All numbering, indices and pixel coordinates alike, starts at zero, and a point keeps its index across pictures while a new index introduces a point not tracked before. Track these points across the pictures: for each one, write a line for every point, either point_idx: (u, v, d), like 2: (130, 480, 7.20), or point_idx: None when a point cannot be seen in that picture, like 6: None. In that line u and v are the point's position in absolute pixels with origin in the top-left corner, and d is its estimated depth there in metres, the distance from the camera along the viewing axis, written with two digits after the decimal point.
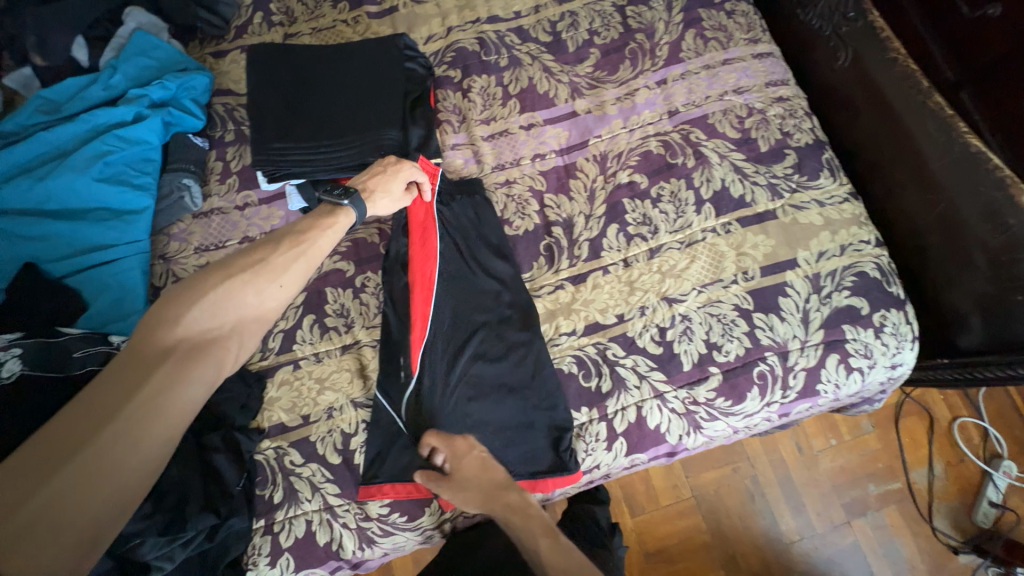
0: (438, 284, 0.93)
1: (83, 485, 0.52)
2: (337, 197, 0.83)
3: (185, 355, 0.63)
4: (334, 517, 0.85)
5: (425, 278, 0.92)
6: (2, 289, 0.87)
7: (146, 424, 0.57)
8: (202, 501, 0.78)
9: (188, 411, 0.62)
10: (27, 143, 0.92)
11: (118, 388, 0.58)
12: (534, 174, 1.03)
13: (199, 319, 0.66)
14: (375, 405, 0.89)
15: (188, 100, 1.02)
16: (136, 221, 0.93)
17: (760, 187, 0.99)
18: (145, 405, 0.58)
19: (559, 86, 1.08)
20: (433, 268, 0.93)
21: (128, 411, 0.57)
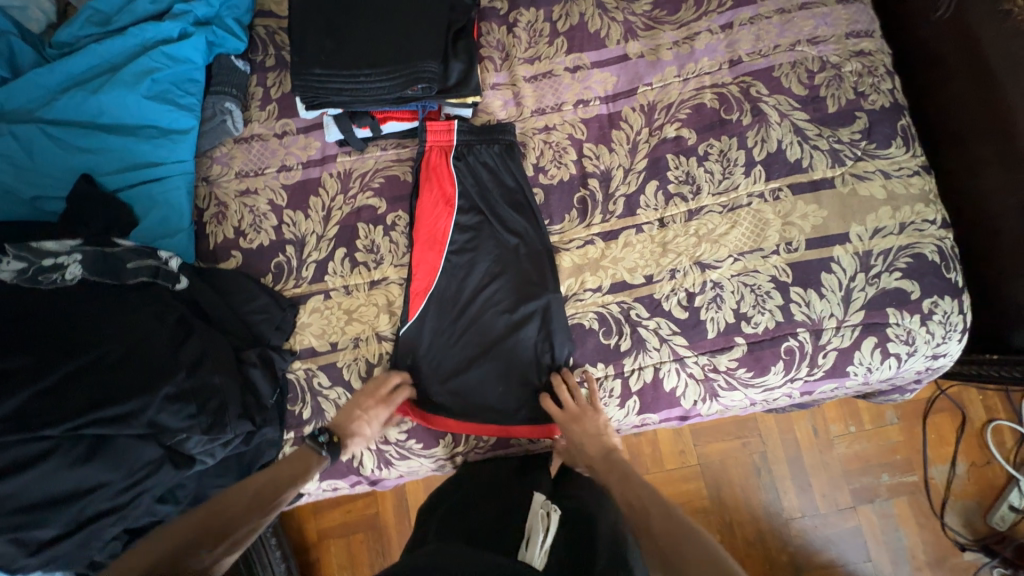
0: (451, 239, 0.93)
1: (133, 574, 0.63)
2: (318, 444, 0.82)
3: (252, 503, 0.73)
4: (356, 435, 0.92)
5: (436, 235, 0.93)
6: (60, 196, 0.91)
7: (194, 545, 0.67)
8: (241, 408, 0.83)
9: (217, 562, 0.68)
10: (79, 55, 0.93)
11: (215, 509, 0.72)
12: (575, 121, 0.98)
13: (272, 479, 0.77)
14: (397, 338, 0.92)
15: (231, 20, 1.01)
16: (183, 142, 0.96)
17: (821, 152, 0.91)
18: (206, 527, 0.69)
19: (612, 26, 1.00)
20: (446, 224, 0.93)
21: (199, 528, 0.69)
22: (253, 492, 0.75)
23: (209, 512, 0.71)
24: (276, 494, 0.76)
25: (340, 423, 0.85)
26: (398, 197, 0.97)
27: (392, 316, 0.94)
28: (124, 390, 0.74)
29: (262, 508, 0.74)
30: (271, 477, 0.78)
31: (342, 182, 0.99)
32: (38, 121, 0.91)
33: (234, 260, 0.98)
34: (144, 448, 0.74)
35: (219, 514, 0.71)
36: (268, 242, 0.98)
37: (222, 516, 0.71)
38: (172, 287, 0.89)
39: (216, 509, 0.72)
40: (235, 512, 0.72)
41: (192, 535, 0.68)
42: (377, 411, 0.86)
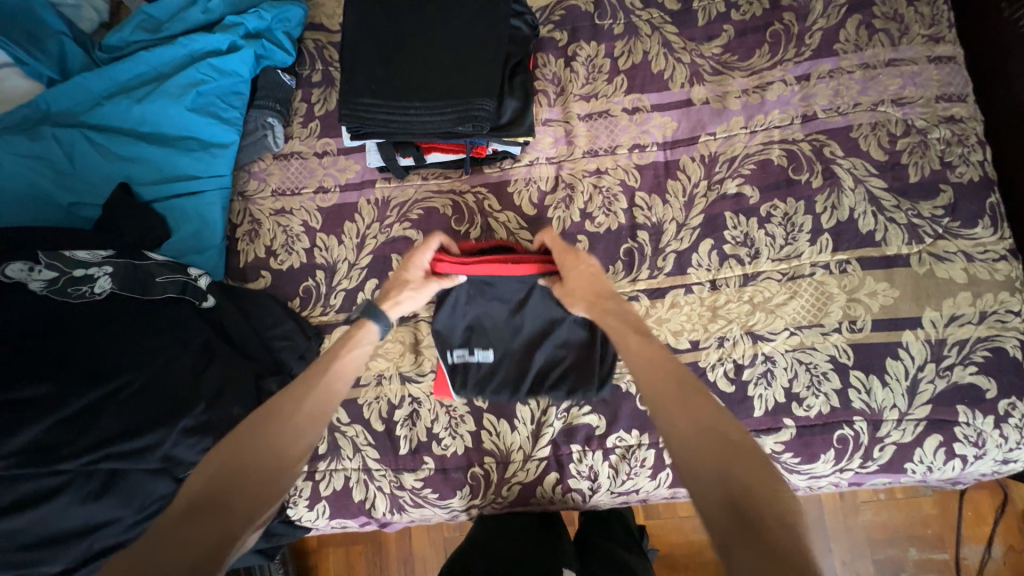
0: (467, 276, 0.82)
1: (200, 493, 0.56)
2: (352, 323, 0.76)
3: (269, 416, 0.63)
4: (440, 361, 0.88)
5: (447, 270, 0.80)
6: (96, 204, 0.89)
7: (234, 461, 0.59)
8: None
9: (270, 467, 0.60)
10: (127, 61, 0.91)
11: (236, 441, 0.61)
12: (629, 166, 0.92)
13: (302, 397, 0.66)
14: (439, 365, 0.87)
15: (281, 32, 0.97)
16: (222, 156, 0.93)
17: (897, 226, 0.84)
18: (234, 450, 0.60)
19: (677, 67, 0.94)
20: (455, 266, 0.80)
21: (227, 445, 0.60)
22: (266, 428, 0.62)
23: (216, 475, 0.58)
24: (297, 405, 0.65)
25: (385, 290, 0.79)
26: (437, 232, 0.93)
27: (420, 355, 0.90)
28: (144, 424, 0.71)
29: (297, 430, 0.63)
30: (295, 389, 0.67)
31: (379, 210, 0.95)
32: (82, 126, 0.89)
33: (263, 281, 0.95)
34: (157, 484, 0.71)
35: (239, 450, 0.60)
36: (298, 265, 0.95)
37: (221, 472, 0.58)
38: (199, 304, 0.87)
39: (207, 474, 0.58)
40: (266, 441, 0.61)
41: (208, 500, 0.55)
42: (424, 281, 0.80)
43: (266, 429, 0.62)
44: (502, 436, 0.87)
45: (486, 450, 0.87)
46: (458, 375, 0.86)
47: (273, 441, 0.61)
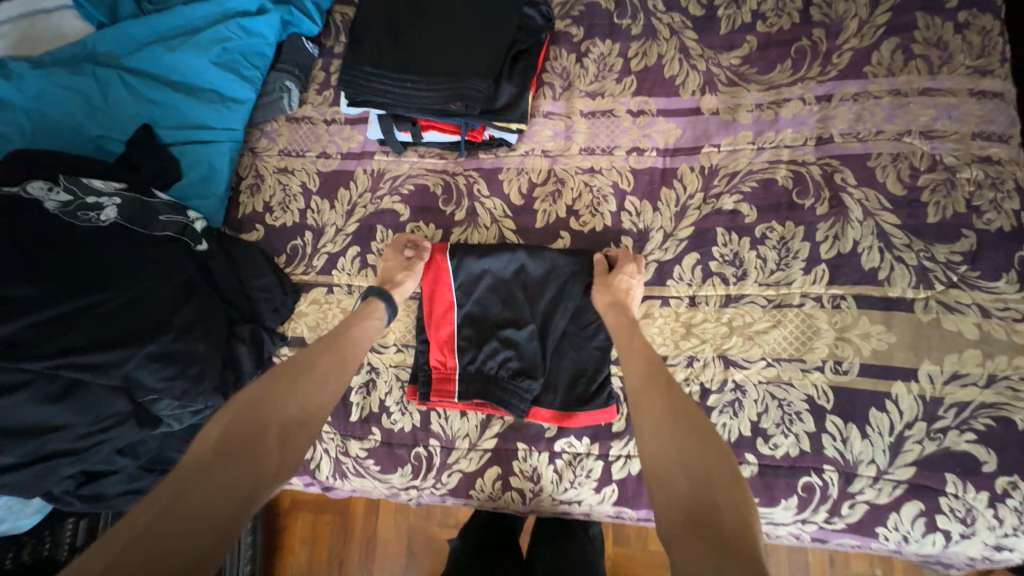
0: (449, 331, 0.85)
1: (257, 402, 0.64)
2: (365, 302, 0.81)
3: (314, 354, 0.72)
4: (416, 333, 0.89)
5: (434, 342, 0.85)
6: (119, 141, 0.96)
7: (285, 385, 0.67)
8: (218, 382, 0.83)
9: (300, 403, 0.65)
10: (167, 14, 0.98)
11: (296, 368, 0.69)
12: (625, 169, 0.89)
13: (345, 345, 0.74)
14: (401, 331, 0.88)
15: (310, 2, 1.02)
16: (237, 111, 0.99)
17: (905, 267, 0.77)
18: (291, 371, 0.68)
19: (691, 74, 0.91)
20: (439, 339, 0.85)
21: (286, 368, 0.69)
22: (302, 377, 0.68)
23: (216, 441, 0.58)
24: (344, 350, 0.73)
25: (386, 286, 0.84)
26: (423, 209, 0.94)
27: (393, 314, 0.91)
28: (110, 342, 0.75)
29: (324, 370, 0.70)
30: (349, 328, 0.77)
31: (373, 181, 0.97)
32: (119, 68, 0.97)
33: (255, 234, 0.99)
34: (113, 401, 0.75)
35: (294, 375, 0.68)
36: (290, 223, 0.99)
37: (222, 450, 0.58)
38: (193, 246, 0.91)
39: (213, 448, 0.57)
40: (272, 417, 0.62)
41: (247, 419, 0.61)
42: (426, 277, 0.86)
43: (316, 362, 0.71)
44: (451, 421, 0.86)
45: (433, 432, 0.86)
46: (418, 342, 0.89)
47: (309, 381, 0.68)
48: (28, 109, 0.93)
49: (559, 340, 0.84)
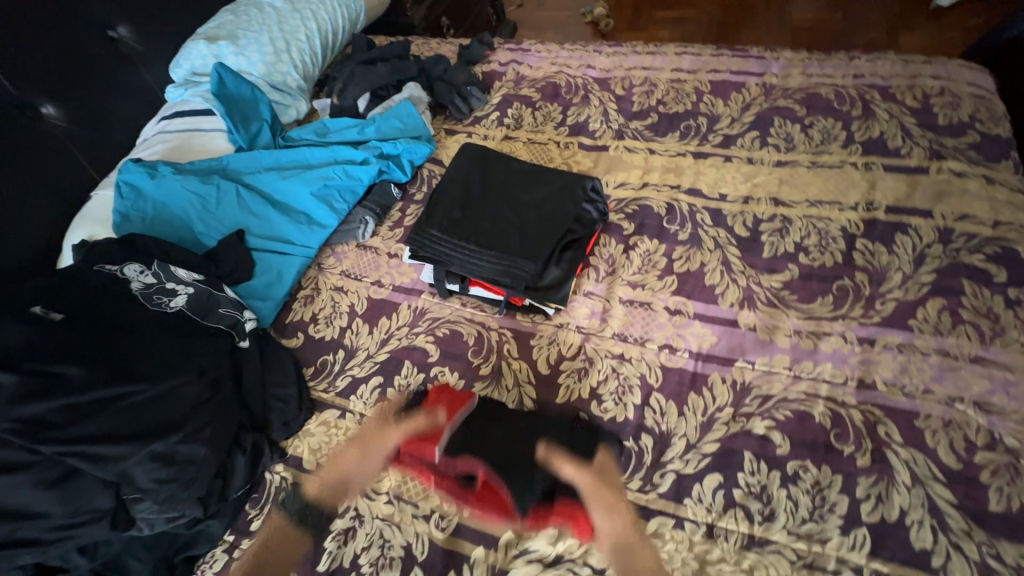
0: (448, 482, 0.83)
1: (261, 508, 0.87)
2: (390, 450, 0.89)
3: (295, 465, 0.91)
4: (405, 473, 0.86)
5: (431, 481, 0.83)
6: (215, 239, 1.12)
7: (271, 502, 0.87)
8: (202, 494, 0.81)
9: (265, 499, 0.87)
10: (291, 151, 1.19)
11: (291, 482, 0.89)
12: (655, 363, 0.90)
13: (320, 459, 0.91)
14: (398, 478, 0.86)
15: (406, 159, 1.20)
16: (318, 234, 1.13)
17: (964, 558, 0.67)
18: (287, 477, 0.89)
19: (731, 286, 0.95)
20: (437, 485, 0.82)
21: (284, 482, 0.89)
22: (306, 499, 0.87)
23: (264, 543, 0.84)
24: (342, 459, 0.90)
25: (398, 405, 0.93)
26: (452, 355, 0.97)
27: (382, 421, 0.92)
28: (125, 434, 0.77)
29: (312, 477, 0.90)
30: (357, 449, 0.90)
31: (414, 316, 1.04)
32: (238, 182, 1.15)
33: (295, 341, 1.06)
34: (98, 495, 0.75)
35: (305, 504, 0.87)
36: (328, 338, 1.05)
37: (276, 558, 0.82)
38: (236, 342, 0.98)
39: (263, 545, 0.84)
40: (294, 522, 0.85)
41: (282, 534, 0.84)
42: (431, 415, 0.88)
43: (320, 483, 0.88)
44: None
45: None
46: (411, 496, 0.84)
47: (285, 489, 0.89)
48: (157, 202, 1.13)
49: (555, 535, 0.76)
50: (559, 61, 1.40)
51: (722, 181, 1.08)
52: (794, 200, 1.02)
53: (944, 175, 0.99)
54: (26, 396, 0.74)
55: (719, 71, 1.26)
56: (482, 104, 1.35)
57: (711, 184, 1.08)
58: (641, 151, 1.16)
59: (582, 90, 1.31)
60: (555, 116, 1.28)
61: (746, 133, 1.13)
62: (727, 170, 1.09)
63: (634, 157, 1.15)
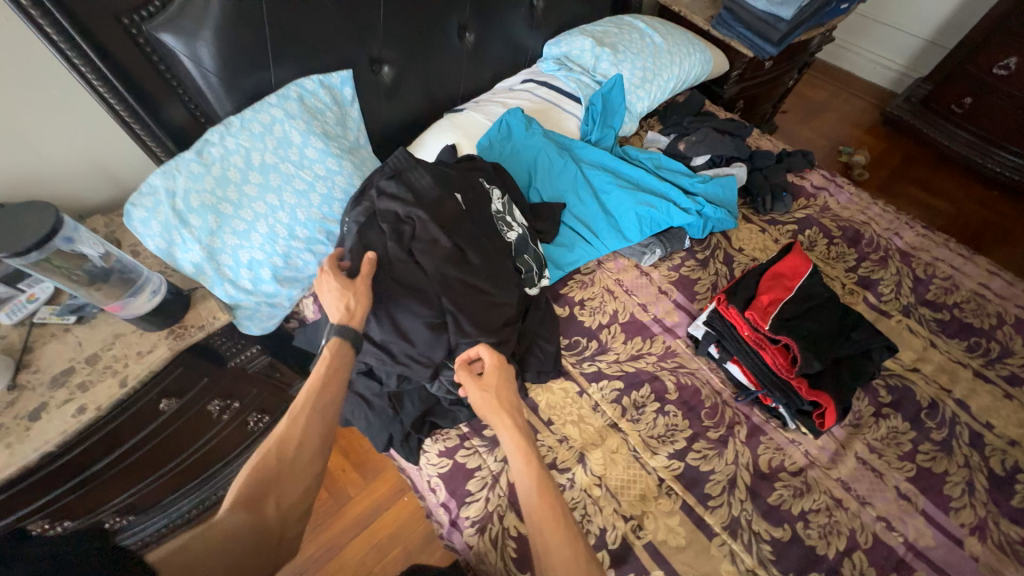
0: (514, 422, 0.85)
1: (285, 444, 0.76)
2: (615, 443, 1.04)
3: (322, 384, 0.81)
4: (610, 474, 1.00)
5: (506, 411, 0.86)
6: (542, 198, 1.33)
7: (318, 403, 0.80)
8: None
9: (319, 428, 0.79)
10: (630, 167, 1.38)
11: (313, 420, 0.79)
12: (869, 528, 0.96)
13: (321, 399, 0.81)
14: (611, 474, 1.00)
15: (711, 225, 1.35)
16: (617, 240, 1.29)
17: None
18: (313, 401, 0.80)
19: (968, 509, 0.98)
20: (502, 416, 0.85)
21: (311, 395, 0.80)
22: (320, 409, 0.80)
23: (322, 373, 0.82)
24: (343, 366, 0.85)
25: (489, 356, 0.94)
26: (687, 405, 1.09)
27: (610, 422, 1.07)
28: (476, 321, 0.97)
29: (332, 391, 0.82)
30: (331, 361, 0.83)
31: (664, 352, 1.18)
32: (581, 168, 1.36)
33: (562, 311, 1.23)
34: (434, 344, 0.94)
35: (317, 412, 0.80)
36: (587, 325, 1.21)
37: (313, 421, 0.79)
38: (526, 288, 1.16)
39: (298, 415, 0.78)
40: (315, 395, 0.81)
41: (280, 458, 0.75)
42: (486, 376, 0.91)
43: (320, 400, 0.80)
44: None
45: None
46: (617, 494, 0.98)
47: (316, 417, 0.80)
48: (518, 147, 1.37)
49: None
50: (868, 213, 1.48)
51: (995, 411, 1.11)
52: None
53: None
54: (452, 260, 1.00)
55: None
56: (784, 212, 1.46)
57: (982, 408, 1.11)
58: (923, 338, 1.21)
59: (883, 251, 1.38)
60: (847, 259, 1.36)
61: None
62: (1003, 405, 1.12)
63: (914, 339, 1.21)
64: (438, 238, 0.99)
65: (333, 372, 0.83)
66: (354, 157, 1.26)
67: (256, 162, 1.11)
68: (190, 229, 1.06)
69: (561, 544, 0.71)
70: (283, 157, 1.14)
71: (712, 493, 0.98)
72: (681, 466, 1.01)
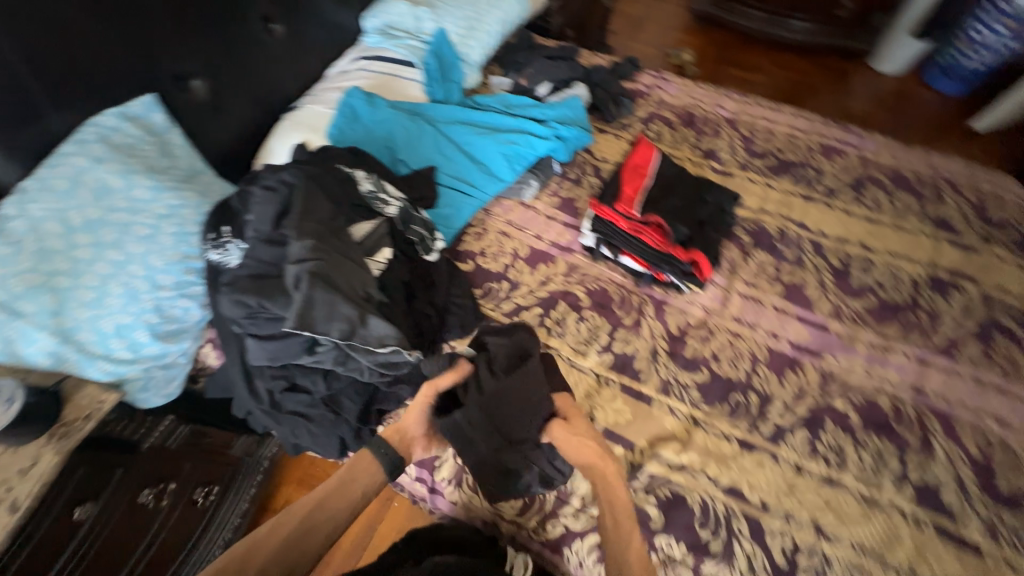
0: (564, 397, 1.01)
1: (289, 519, 0.86)
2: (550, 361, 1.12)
3: (340, 480, 0.92)
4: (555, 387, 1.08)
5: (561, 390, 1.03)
6: (412, 168, 1.34)
7: (331, 496, 0.89)
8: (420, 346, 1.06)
9: (319, 516, 0.87)
10: (484, 113, 1.43)
11: (320, 508, 0.88)
12: (762, 344, 1.16)
13: (332, 494, 0.89)
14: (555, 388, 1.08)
15: (573, 145, 1.45)
16: (495, 184, 1.35)
17: (978, 516, 0.93)
18: (328, 491, 0.90)
19: (824, 301, 1.22)
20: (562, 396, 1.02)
21: (327, 485, 0.90)
22: (334, 503, 0.89)
23: (349, 471, 0.93)
24: (367, 472, 0.93)
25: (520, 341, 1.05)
26: (600, 305, 1.21)
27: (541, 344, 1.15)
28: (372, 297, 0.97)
29: (347, 489, 0.91)
30: (363, 462, 0.94)
31: (568, 269, 1.27)
32: (438, 129, 1.38)
33: (467, 266, 1.27)
34: (343, 305, 0.91)
35: (325, 501, 0.88)
36: (494, 270, 1.27)
37: (321, 512, 0.88)
38: (424, 255, 1.17)
39: (313, 502, 0.88)
40: (334, 485, 0.91)
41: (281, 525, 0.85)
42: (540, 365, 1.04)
43: (337, 494, 0.90)
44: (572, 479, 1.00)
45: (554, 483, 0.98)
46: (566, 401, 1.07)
47: (322, 508, 0.88)
48: (369, 126, 1.35)
49: (677, 447, 1.01)
50: (696, 96, 1.68)
51: (824, 222, 1.36)
52: (878, 248, 1.31)
53: (990, 256, 1.29)
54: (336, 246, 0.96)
55: (827, 138, 1.55)
56: (630, 116, 1.61)
57: (815, 222, 1.36)
58: (761, 184, 1.44)
59: (715, 124, 1.59)
60: (690, 140, 1.55)
61: (845, 190, 1.42)
62: (828, 214, 1.37)
63: (756, 188, 1.43)
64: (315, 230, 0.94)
65: (357, 474, 0.92)
66: (194, 185, 1.15)
67: (77, 223, 0.98)
68: (26, 317, 0.93)
69: (614, 502, 0.90)
70: (109, 208, 1.01)
71: (640, 368, 1.12)
72: (610, 357, 1.13)
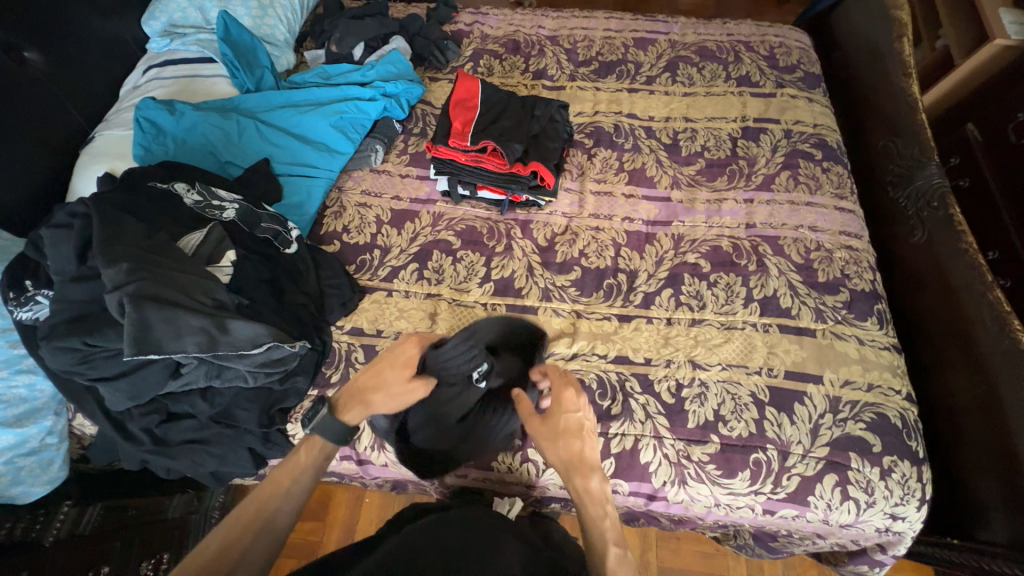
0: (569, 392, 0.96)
1: (259, 506, 0.71)
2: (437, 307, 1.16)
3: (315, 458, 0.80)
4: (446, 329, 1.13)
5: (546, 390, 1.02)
6: (242, 166, 1.26)
7: (302, 474, 0.77)
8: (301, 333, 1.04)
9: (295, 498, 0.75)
10: (304, 91, 1.37)
11: (291, 490, 0.75)
12: (620, 230, 1.27)
13: (308, 472, 0.78)
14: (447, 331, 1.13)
15: (405, 99, 1.43)
16: (336, 158, 1.32)
17: (808, 307, 1.12)
18: (299, 470, 0.77)
19: (663, 176, 1.34)
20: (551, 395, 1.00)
21: (300, 462, 0.78)
22: (308, 481, 0.77)
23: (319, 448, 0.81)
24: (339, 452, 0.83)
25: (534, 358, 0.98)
26: (471, 242, 1.25)
27: (425, 296, 1.18)
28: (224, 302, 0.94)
29: (322, 469, 0.80)
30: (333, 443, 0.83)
31: (433, 219, 1.29)
32: (258, 119, 1.31)
33: (333, 247, 1.25)
34: (189, 318, 0.88)
35: (296, 478, 0.76)
36: (362, 242, 1.26)
37: (295, 493, 0.75)
38: (283, 249, 1.13)
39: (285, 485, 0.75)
40: (307, 465, 0.78)
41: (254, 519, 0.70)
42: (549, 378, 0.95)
43: (311, 471, 0.78)
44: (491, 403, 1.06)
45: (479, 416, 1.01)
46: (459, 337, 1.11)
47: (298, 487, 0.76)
48: (178, 136, 1.25)
49: (567, 341, 1.11)
50: (514, 22, 1.71)
51: (650, 107, 1.48)
52: (697, 117, 1.45)
53: (785, 97, 1.48)
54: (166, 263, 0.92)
55: (638, 31, 1.65)
56: (457, 57, 1.61)
57: (642, 110, 1.47)
58: (590, 89, 1.52)
59: (537, 45, 1.64)
60: (518, 65, 1.59)
61: (661, 74, 1.55)
62: (652, 100, 1.49)
63: (586, 94, 1.51)
64: (132, 253, 0.89)
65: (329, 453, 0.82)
66: None
67: None
68: None
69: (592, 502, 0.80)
70: None
71: (521, 286, 1.18)
72: (491, 285, 1.19)
